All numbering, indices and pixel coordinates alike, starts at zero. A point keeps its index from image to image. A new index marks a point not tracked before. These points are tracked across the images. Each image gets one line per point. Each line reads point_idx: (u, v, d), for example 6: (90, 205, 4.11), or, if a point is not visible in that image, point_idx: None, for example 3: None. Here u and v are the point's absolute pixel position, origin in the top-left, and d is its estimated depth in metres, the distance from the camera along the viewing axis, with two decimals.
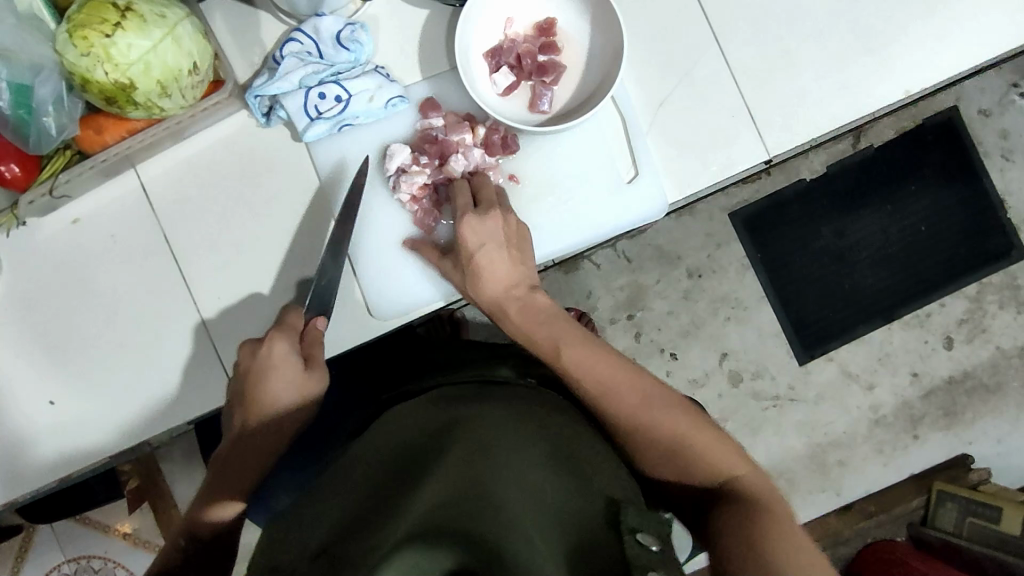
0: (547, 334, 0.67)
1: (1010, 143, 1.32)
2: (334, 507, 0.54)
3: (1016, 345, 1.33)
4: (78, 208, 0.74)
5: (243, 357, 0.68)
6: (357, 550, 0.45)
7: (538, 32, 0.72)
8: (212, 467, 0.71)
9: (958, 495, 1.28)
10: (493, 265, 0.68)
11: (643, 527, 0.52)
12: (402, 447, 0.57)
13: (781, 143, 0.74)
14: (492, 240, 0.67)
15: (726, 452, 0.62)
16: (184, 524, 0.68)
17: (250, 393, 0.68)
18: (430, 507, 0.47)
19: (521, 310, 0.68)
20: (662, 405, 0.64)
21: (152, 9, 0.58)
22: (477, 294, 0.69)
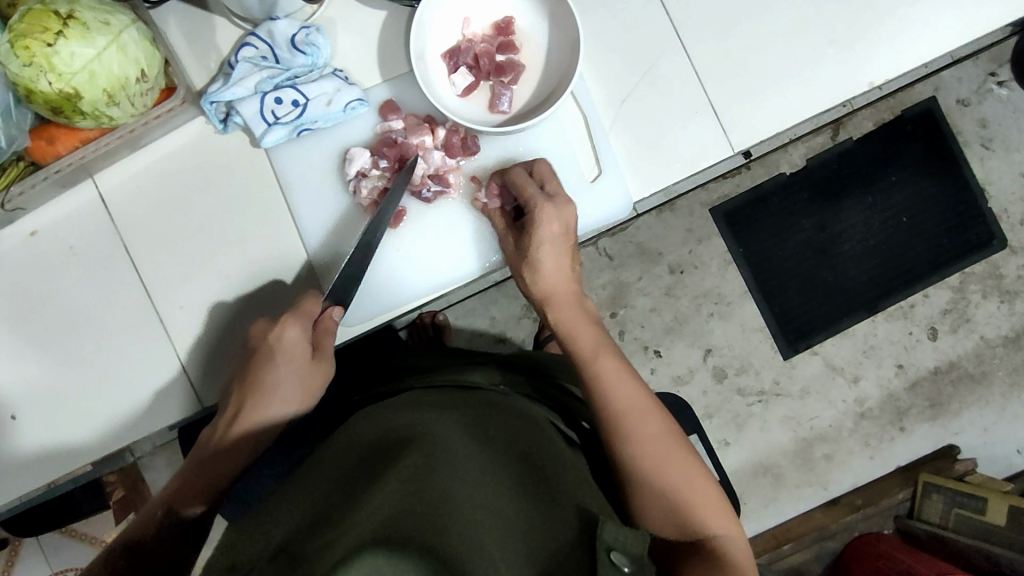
0: (590, 340, 0.69)
1: (990, 131, 1.32)
2: (291, 508, 0.51)
3: (1000, 334, 1.33)
4: (36, 220, 0.72)
5: (256, 334, 0.69)
6: (311, 548, 0.42)
7: (495, 31, 0.71)
8: (193, 457, 0.67)
9: (944, 486, 1.26)
10: (553, 260, 0.69)
11: (618, 545, 0.47)
12: (368, 449, 0.55)
13: (747, 137, 0.73)
14: (551, 235, 0.68)
15: (724, 517, 0.62)
16: (147, 514, 0.62)
17: (251, 379, 0.67)
18: (396, 509, 0.44)
19: (568, 309, 0.70)
20: (679, 447, 0.64)
21: (96, 15, 0.57)
22: (531, 282, 0.71)
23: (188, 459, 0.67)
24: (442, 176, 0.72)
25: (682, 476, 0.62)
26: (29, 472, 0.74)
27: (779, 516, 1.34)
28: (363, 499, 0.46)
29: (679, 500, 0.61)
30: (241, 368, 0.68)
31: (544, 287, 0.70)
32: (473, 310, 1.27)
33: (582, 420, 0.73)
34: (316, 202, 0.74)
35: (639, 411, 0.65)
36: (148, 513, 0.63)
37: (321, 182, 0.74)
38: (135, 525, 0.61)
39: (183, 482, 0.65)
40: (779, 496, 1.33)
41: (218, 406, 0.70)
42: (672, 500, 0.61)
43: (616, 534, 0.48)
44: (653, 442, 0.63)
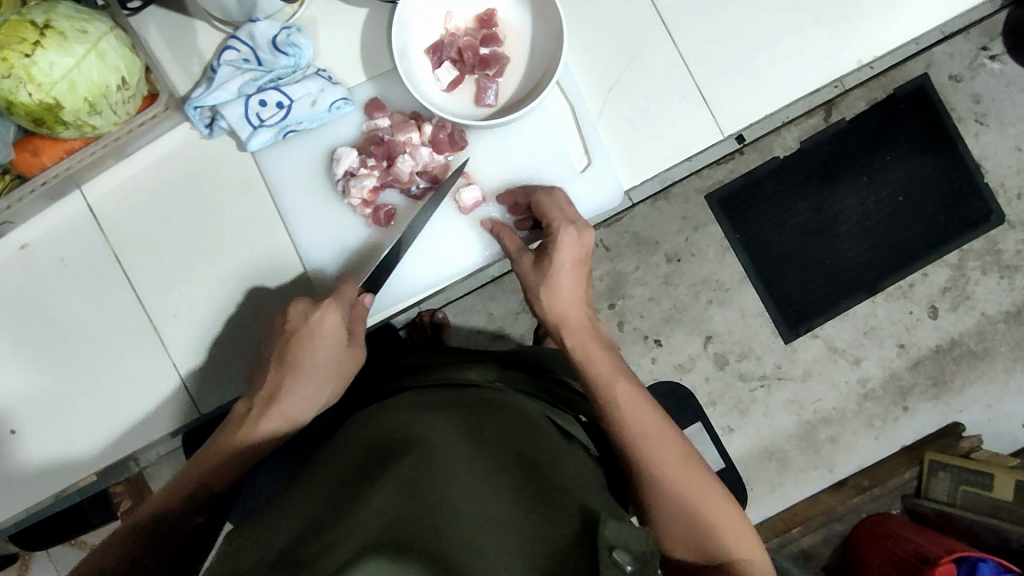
0: (606, 365, 0.67)
1: (983, 106, 1.31)
2: (293, 511, 0.51)
3: (1001, 310, 1.33)
4: (25, 233, 0.72)
5: (292, 315, 0.68)
6: (310, 552, 0.42)
7: (478, 24, 0.71)
8: (223, 435, 0.65)
9: (950, 464, 1.26)
10: (571, 286, 0.69)
11: (621, 543, 0.45)
12: (368, 450, 0.55)
13: (736, 120, 0.73)
14: (571, 261, 0.69)
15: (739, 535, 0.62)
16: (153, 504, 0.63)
17: (287, 359, 0.66)
18: (395, 515, 0.44)
19: (583, 335, 0.69)
20: (693, 469, 0.63)
21: (73, 24, 0.56)
22: (547, 307, 0.70)
23: (214, 441, 0.65)
24: (430, 173, 0.72)
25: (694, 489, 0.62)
26: (31, 485, 0.74)
27: (786, 500, 1.33)
28: (363, 505, 0.46)
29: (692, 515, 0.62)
30: (275, 351, 0.67)
31: (557, 312, 0.69)
32: (471, 306, 1.27)
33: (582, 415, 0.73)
34: (306, 203, 0.73)
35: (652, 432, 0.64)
36: (160, 500, 0.63)
37: (310, 184, 0.74)
38: (162, 502, 0.62)
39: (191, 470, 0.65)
40: (786, 481, 1.33)
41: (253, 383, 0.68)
42: (683, 512, 0.62)
43: (619, 531, 0.46)
44: (665, 462, 0.62)
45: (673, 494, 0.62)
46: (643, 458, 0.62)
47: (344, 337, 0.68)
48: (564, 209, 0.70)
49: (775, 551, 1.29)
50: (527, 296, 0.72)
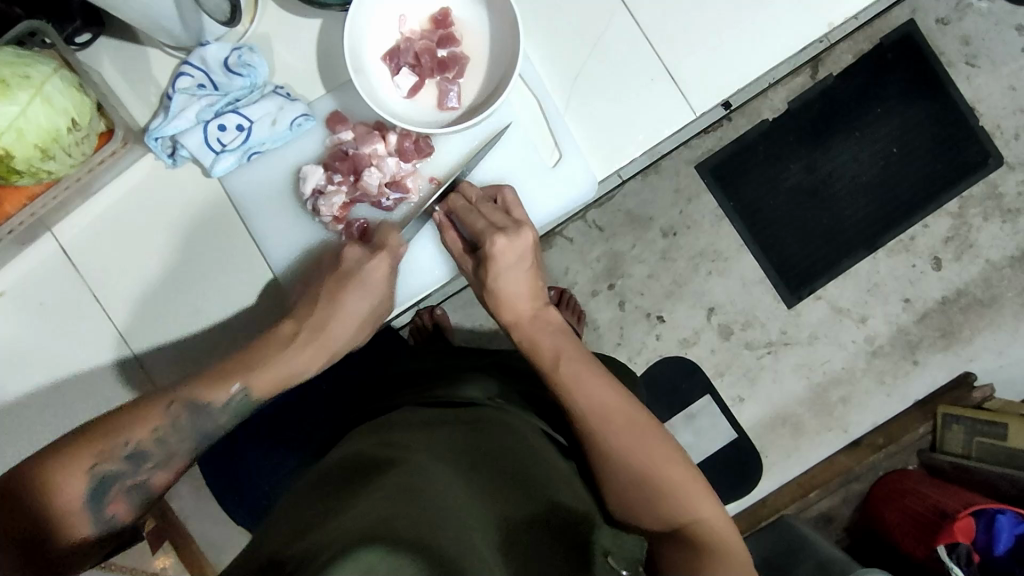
0: (551, 346, 0.68)
1: (973, 48, 1.27)
2: (280, 518, 0.50)
3: (1006, 255, 1.29)
4: (2, 280, 0.72)
5: (348, 257, 0.69)
6: (301, 551, 0.42)
7: (433, 25, 0.68)
8: (263, 351, 0.65)
9: (963, 415, 1.24)
10: (517, 283, 0.70)
11: None
12: (353, 462, 0.54)
13: (709, 97, 0.70)
14: (511, 262, 0.69)
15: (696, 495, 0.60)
16: (146, 406, 0.58)
17: (333, 294, 0.68)
18: (385, 513, 0.44)
19: (530, 325, 0.70)
20: (648, 435, 0.62)
21: (14, 70, 0.55)
22: (499, 309, 0.71)
23: (255, 353, 0.65)
24: (400, 183, 0.70)
25: (657, 463, 0.60)
26: None
27: (802, 465, 1.32)
28: (356, 504, 0.46)
29: (653, 487, 0.60)
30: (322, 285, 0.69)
31: (506, 313, 0.70)
32: (471, 301, 1.26)
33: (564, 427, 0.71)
34: (279, 226, 0.72)
35: (603, 405, 0.63)
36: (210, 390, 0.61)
37: (282, 206, 0.72)
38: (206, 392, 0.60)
39: (216, 379, 0.61)
40: (801, 445, 1.32)
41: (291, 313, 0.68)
42: (638, 483, 0.60)
43: None
44: (617, 431, 0.61)
45: (632, 463, 0.60)
46: (598, 433, 0.62)
47: (391, 278, 0.70)
48: (491, 216, 0.69)
49: (794, 516, 1.29)
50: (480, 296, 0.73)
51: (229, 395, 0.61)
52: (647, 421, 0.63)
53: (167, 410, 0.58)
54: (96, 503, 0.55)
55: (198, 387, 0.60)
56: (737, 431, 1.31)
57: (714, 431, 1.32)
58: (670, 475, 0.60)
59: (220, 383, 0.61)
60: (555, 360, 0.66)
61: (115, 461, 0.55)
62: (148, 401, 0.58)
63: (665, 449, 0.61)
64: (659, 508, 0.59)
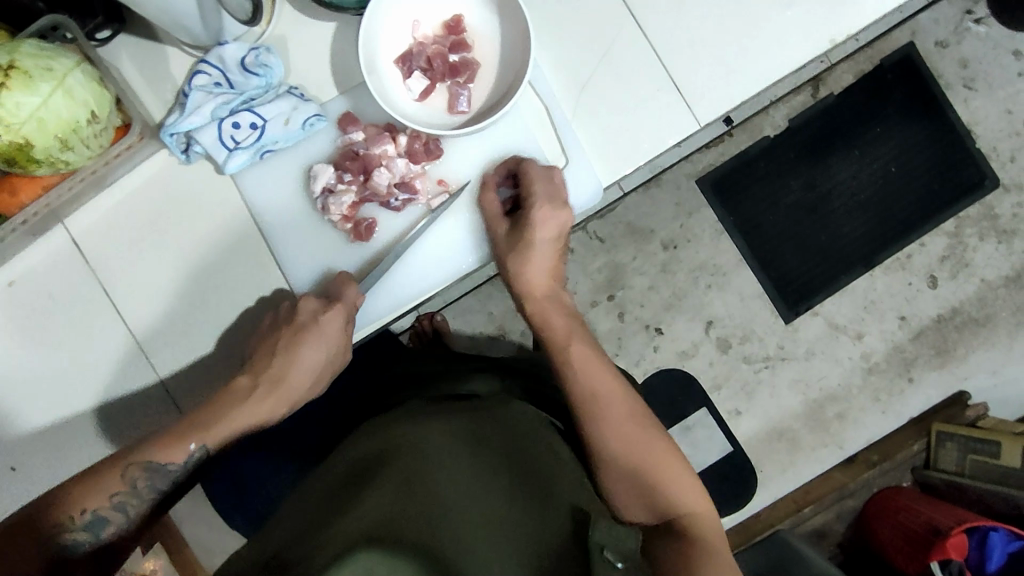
0: (562, 328, 0.70)
1: (971, 71, 1.29)
2: (287, 517, 0.53)
3: (1001, 275, 1.31)
4: (12, 271, 0.73)
5: (302, 311, 0.70)
6: (300, 558, 0.45)
7: (446, 31, 0.70)
8: (222, 404, 0.68)
9: (957, 433, 1.25)
10: (543, 262, 0.72)
11: (611, 544, 0.49)
12: (359, 452, 0.57)
13: (713, 109, 0.72)
14: (546, 237, 0.71)
15: (688, 489, 0.62)
16: (104, 474, 0.63)
17: (288, 347, 0.70)
18: (379, 522, 0.48)
19: (546, 304, 0.73)
20: (647, 426, 0.64)
21: (37, 62, 0.56)
22: (515, 278, 0.73)
23: (213, 410, 0.67)
24: (409, 184, 0.71)
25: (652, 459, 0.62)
26: None
27: (798, 480, 1.33)
28: (355, 507, 0.49)
29: (648, 479, 0.62)
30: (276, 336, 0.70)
31: (521, 286, 0.73)
32: (471, 307, 1.27)
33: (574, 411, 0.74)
34: (288, 224, 0.73)
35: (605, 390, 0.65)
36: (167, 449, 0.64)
37: (292, 204, 0.74)
38: (167, 451, 0.64)
39: (176, 438, 0.65)
40: (796, 460, 1.33)
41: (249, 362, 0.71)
42: (634, 476, 0.62)
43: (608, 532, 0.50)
44: (617, 419, 0.63)
45: (627, 455, 0.62)
46: (598, 418, 0.63)
47: (346, 330, 0.72)
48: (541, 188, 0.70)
49: (789, 531, 1.29)
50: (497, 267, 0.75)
51: (188, 452, 0.65)
52: (645, 418, 0.65)
53: (124, 475, 0.63)
54: (60, 561, 0.61)
55: (159, 447, 0.64)
56: (733, 444, 1.32)
57: (710, 444, 1.33)
58: (664, 471, 0.62)
59: (179, 441, 0.65)
60: (563, 343, 0.68)
61: (76, 528, 0.62)
62: (106, 469, 0.63)
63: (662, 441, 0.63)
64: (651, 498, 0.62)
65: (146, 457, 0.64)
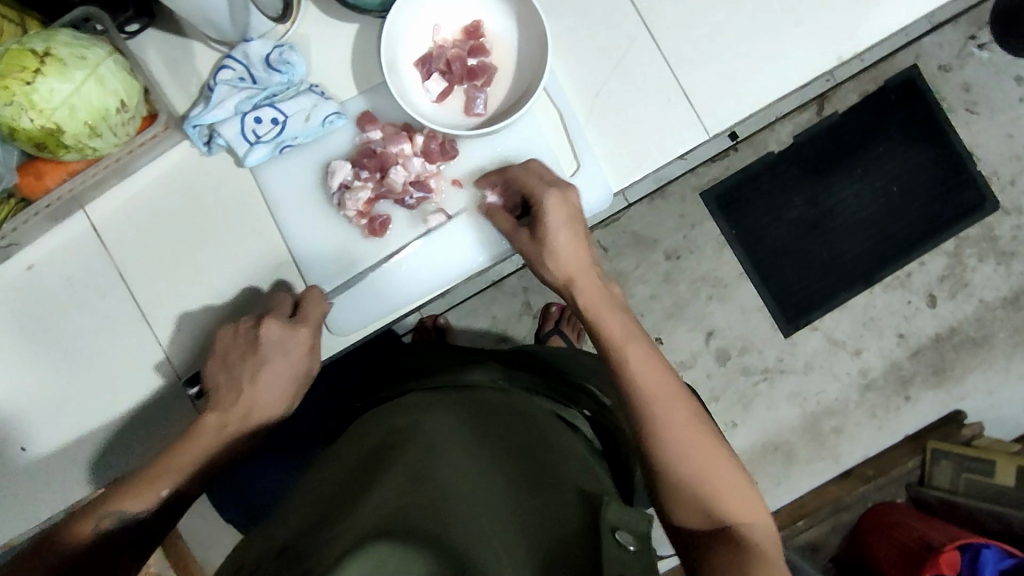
0: (618, 327, 0.66)
1: (973, 95, 1.32)
2: (298, 507, 0.54)
3: (999, 296, 1.33)
4: (31, 254, 0.74)
5: (267, 334, 0.68)
6: (315, 544, 0.46)
7: (465, 36, 0.72)
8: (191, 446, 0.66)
9: (952, 452, 1.27)
10: (573, 250, 0.68)
11: (622, 525, 0.50)
12: (370, 444, 0.58)
13: (722, 121, 0.74)
14: (561, 220, 0.68)
15: (743, 497, 0.60)
16: (78, 526, 0.61)
17: (251, 368, 0.69)
18: (395, 505, 0.48)
19: (593, 291, 0.68)
20: (706, 433, 0.62)
21: (72, 51, 0.59)
22: (552, 267, 0.68)
23: (178, 449, 0.65)
24: (424, 182, 0.73)
25: (699, 462, 0.60)
26: (42, 499, 0.76)
27: (793, 492, 1.34)
28: (370, 494, 0.50)
29: (704, 487, 0.60)
30: (239, 359, 0.69)
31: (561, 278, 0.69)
32: (474, 311, 1.28)
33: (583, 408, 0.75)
34: (304, 218, 0.75)
35: (662, 394, 0.63)
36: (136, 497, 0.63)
37: (309, 199, 0.75)
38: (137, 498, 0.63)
39: (145, 484, 0.63)
40: (792, 473, 1.34)
41: (216, 392, 0.69)
42: (692, 481, 0.60)
43: (620, 512, 0.50)
44: (677, 424, 0.61)
45: (691, 463, 0.60)
46: (659, 423, 0.61)
47: (312, 349, 0.71)
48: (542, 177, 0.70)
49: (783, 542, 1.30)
50: (529, 263, 0.71)
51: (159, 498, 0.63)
52: (696, 416, 0.63)
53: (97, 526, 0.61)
54: None
55: (129, 496, 0.63)
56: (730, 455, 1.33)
57: None
58: (712, 476, 0.60)
59: (147, 488, 0.63)
60: (618, 343, 0.65)
61: None
62: (77, 522, 0.61)
63: (719, 451, 0.61)
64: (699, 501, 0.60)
65: (111, 507, 0.62)
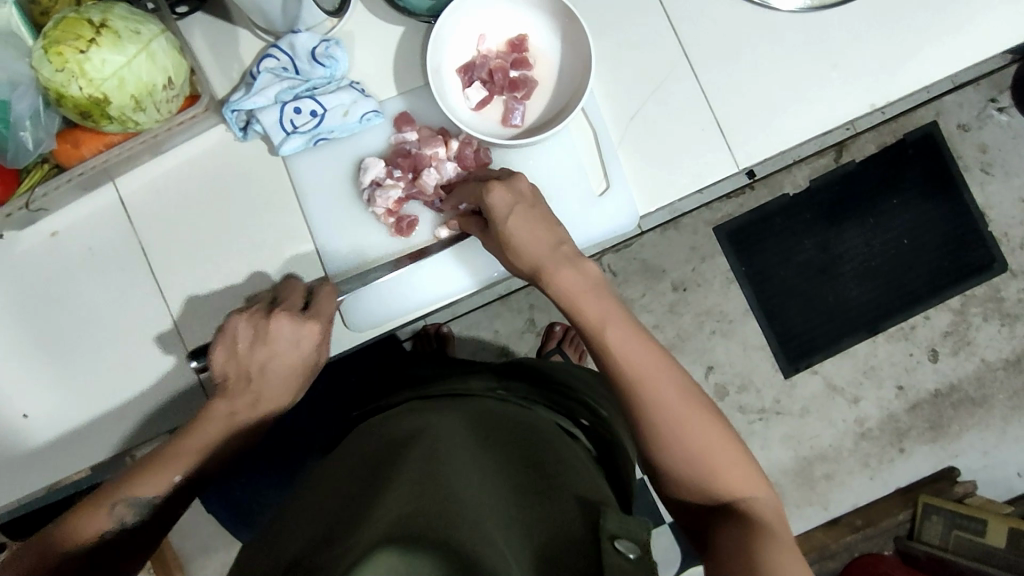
0: (596, 309, 0.64)
1: (989, 156, 1.34)
2: (306, 517, 0.52)
3: (1001, 357, 1.34)
4: (56, 222, 0.74)
5: (279, 329, 0.66)
6: (326, 558, 0.43)
7: (510, 48, 0.73)
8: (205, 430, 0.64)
9: (943, 508, 1.27)
10: (531, 231, 0.65)
11: (621, 532, 0.50)
12: (373, 452, 0.57)
13: (752, 155, 0.75)
14: (507, 207, 0.66)
15: (743, 472, 0.61)
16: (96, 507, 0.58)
17: (259, 360, 0.67)
18: (403, 511, 0.47)
19: (571, 281, 0.65)
20: (703, 413, 0.61)
21: (127, 25, 0.60)
22: (518, 261, 0.66)
23: (191, 433, 0.63)
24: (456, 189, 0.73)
25: (700, 438, 0.60)
26: (39, 466, 0.76)
27: None
28: (379, 501, 0.48)
29: (704, 468, 0.60)
30: (243, 350, 0.66)
31: (529, 264, 0.66)
32: (477, 323, 1.28)
33: (582, 418, 0.72)
34: (332, 212, 0.76)
35: (649, 374, 0.62)
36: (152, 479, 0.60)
37: (339, 193, 0.76)
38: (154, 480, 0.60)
39: (160, 468, 0.61)
40: None
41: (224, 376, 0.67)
42: (691, 459, 0.60)
43: (620, 523, 0.51)
44: (667, 404, 0.61)
45: (689, 444, 0.60)
46: (646, 410, 0.61)
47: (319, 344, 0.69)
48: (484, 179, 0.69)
49: None
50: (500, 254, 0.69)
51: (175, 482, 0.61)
52: (694, 394, 0.62)
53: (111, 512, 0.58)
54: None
55: (146, 478, 0.60)
56: None
57: None
58: (711, 454, 0.60)
59: (162, 471, 0.61)
60: (598, 326, 0.63)
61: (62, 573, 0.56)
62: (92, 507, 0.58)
63: (716, 426, 0.61)
64: (704, 482, 0.60)
65: (122, 494, 0.59)
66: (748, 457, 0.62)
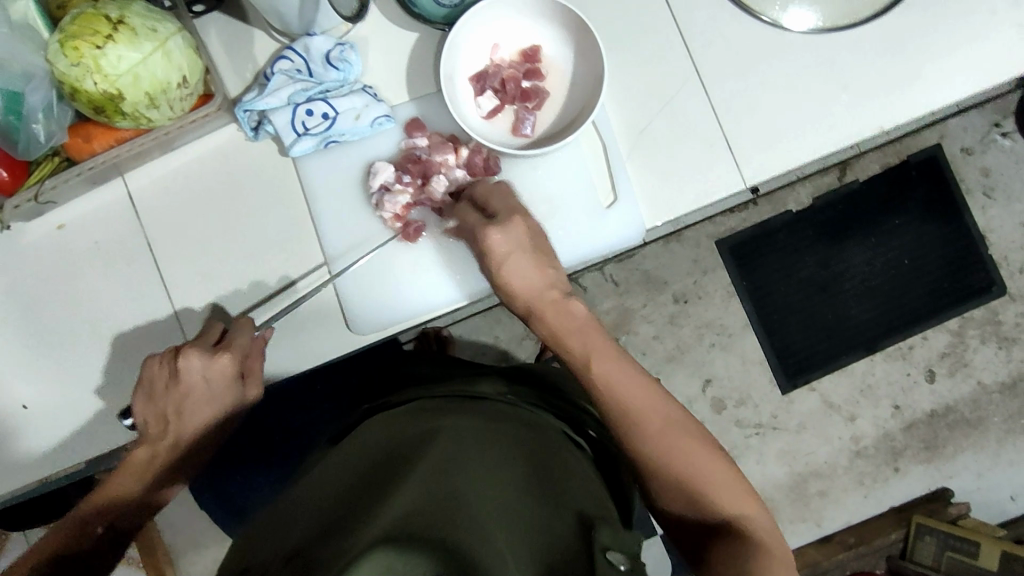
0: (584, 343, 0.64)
1: (992, 180, 1.34)
2: (308, 508, 0.52)
3: (998, 380, 1.34)
4: (64, 214, 0.74)
5: (190, 370, 0.67)
6: (326, 553, 0.43)
7: (523, 58, 0.74)
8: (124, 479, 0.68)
9: (937, 529, 1.26)
10: (522, 274, 0.65)
11: (614, 546, 0.51)
12: (378, 451, 0.58)
13: (760, 172, 0.75)
14: (505, 250, 0.65)
15: (734, 491, 0.61)
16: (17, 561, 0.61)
17: (173, 399, 0.68)
18: (406, 512, 0.47)
19: (560, 319, 0.65)
20: (692, 437, 0.62)
21: (145, 22, 0.60)
22: (513, 299, 0.66)
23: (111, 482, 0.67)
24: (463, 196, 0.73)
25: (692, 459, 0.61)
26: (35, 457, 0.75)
27: None
28: (382, 501, 0.48)
29: (695, 486, 0.60)
30: (157, 394, 0.68)
31: (523, 304, 0.66)
32: (478, 328, 1.29)
33: (589, 428, 0.73)
34: (339, 214, 0.76)
35: (635, 404, 0.62)
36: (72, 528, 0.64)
37: (347, 196, 0.76)
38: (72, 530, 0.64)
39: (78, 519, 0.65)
40: None
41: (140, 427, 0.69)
42: (682, 476, 0.60)
43: (611, 536, 0.52)
44: (652, 430, 0.61)
45: (680, 464, 0.61)
46: (635, 434, 0.62)
47: (237, 378, 0.69)
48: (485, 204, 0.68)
49: None
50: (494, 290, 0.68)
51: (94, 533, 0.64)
52: (682, 422, 0.63)
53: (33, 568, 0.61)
54: None
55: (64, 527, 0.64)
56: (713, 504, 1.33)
57: None
58: (701, 475, 0.61)
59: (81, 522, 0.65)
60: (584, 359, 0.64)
61: None
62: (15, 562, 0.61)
63: (705, 450, 0.62)
64: (698, 500, 0.60)
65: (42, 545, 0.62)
66: (740, 477, 0.62)
